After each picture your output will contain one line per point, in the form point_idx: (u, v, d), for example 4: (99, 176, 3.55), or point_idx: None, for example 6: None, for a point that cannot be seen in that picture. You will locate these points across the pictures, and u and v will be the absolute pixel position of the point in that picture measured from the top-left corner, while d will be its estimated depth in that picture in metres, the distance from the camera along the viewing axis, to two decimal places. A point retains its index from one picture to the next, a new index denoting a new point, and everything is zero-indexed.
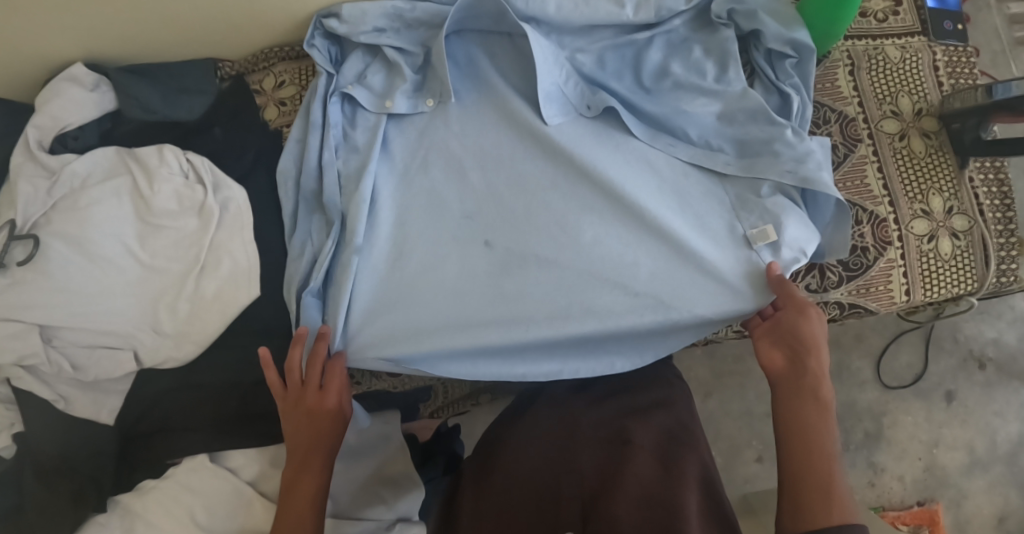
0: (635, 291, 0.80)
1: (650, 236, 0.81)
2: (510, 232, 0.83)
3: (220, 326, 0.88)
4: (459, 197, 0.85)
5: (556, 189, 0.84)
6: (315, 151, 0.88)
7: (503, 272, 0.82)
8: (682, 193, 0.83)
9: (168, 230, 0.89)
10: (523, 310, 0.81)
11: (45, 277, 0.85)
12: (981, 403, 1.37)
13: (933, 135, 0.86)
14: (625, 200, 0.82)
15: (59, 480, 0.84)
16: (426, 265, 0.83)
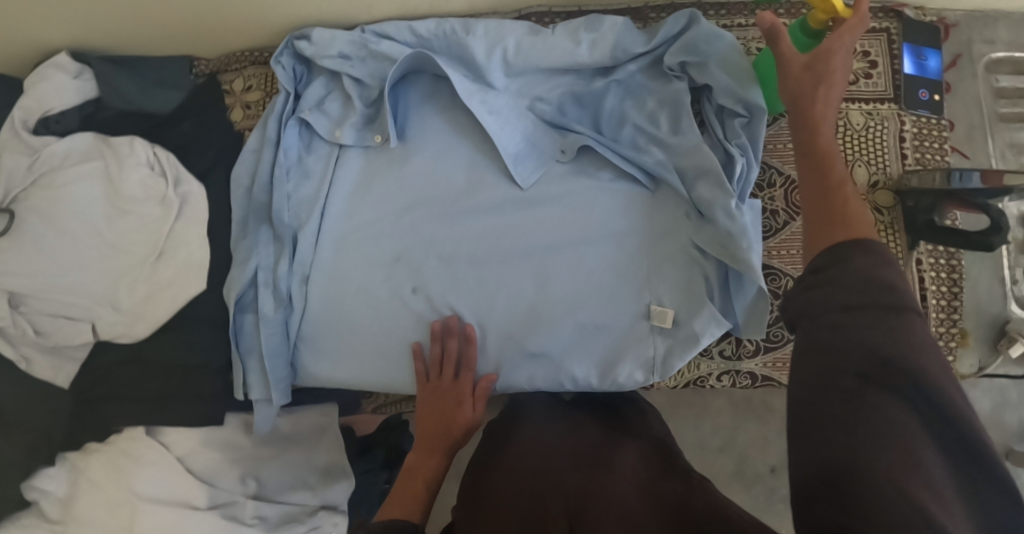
0: (534, 350, 0.83)
1: (566, 302, 0.82)
2: (432, 272, 0.86)
3: (169, 311, 0.94)
4: (390, 227, 0.88)
5: (481, 233, 0.86)
6: (267, 167, 0.90)
7: (427, 316, 0.86)
8: (608, 247, 0.82)
9: (134, 216, 0.95)
10: (437, 354, 0.85)
11: (18, 249, 0.94)
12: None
13: (885, 211, 0.83)
14: (547, 267, 0.84)
15: (17, 431, 0.96)
16: (351, 295, 0.88)
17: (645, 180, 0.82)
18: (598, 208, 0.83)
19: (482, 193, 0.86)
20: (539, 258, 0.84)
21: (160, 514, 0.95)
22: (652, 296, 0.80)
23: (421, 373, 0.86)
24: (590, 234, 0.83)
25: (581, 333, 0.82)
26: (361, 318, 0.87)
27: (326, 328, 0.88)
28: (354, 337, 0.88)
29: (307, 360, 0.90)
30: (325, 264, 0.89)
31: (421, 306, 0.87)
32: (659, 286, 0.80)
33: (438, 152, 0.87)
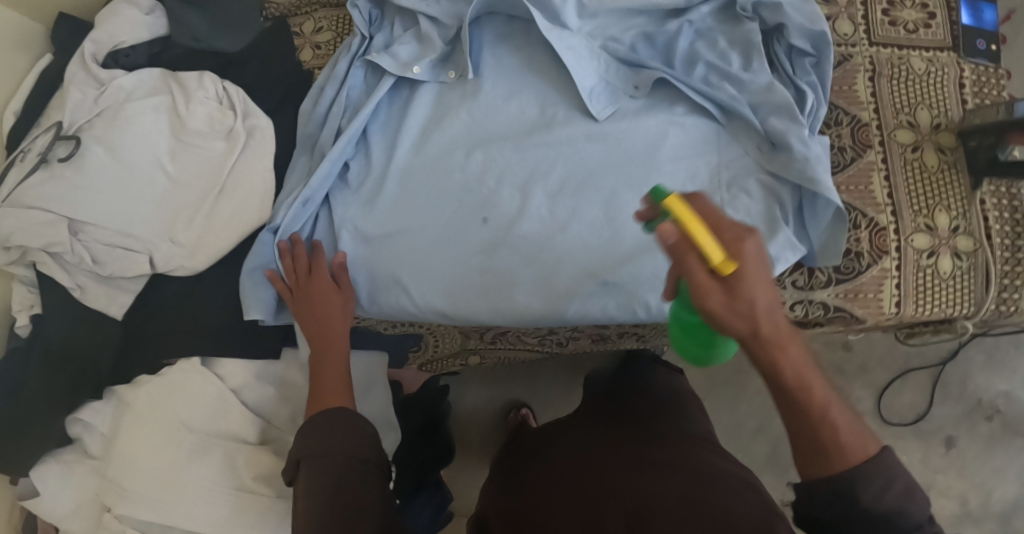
0: (607, 278, 0.83)
1: (640, 231, 0.83)
2: (505, 201, 0.86)
3: (229, 243, 0.94)
4: (462, 157, 0.88)
5: (556, 164, 0.86)
6: (326, 103, 0.91)
7: (498, 246, 0.85)
8: (683, 178, 0.84)
9: (197, 149, 0.96)
10: (509, 281, 0.85)
11: (82, 175, 0.94)
12: (981, 458, 1.30)
13: (949, 151, 0.85)
14: (619, 199, 0.84)
15: (64, 360, 0.95)
16: (421, 224, 0.87)
17: (718, 115, 0.85)
18: (672, 142, 0.85)
19: (557, 126, 0.86)
20: (613, 188, 0.84)
21: (207, 450, 0.93)
22: (727, 222, 0.81)
23: (491, 301, 0.85)
24: (667, 165, 0.84)
25: (657, 261, 0.82)
26: (430, 248, 0.87)
27: (393, 255, 0.88)
28: (422, 265, 0.87)
29: (369, 291, 0.89)
30: (393, 196, 0.89)
31: (492, 234, 0.86)
32: (736, 213, 0.81)
33: (515, 86, 0.89)
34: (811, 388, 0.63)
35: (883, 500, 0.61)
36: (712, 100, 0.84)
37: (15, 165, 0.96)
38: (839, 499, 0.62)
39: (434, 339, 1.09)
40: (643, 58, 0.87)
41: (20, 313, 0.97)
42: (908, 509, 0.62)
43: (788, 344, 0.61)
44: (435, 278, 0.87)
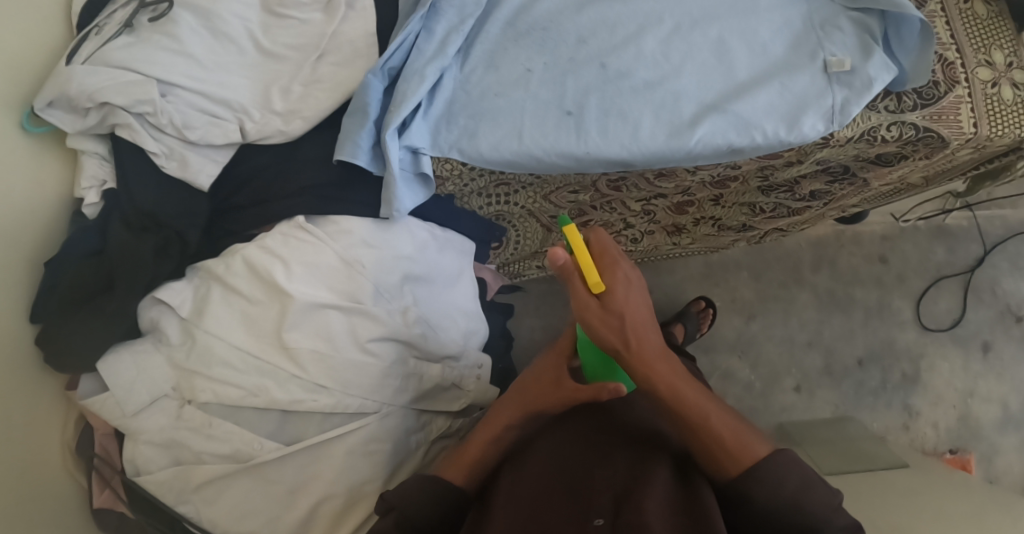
0: (724, 107, 0.86)
1: (748, 66, 0.89)
2: (616, 46, 0.89)
3: (331, 105, 0.92)
4: (571, 10, 0.91)
5: (663, 12, 0.91)
6: None
7: (616, 84, 0.88)
8: (782, 23, 0.90)
9: (293, 21, 0.94)
10: (629, 117, 0.87)
11: (168, 38, 0.90)
12: (1016, 358, 1.40)
13: (994, 3, 0.97)
14: (725, 39, 0.89)
15: (149, 229, 0.88)
16: (535, 72, 0.89)
17: None
18: None
19: None
20: (716, 33, 0.90)
21: (313, 319, 0.85)
22: (825, 56, 0.88)
23: (615, 135, 0.86)
24: (765, 12, 0.91)
25: (769, 90, 0.87)
26: (549, 90, 0.88)
27: (510, 100, 0.88)
28: (539, 107, 0.87)
29: (487, 135, 0.87)
30: (504, 48, 0.90)
31: (608, 77, 0.88)
32: (833, 48, 0.88)
33: None
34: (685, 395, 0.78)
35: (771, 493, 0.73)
36: None
37: (90, 38, 0.92)
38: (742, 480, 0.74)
39: (518, 235, 1.08)
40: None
41: (90, 191, 0.91)
42: (803, 505, 0.72)
43: (654, 367, 0.77)
44: (558, 116, 0.87)
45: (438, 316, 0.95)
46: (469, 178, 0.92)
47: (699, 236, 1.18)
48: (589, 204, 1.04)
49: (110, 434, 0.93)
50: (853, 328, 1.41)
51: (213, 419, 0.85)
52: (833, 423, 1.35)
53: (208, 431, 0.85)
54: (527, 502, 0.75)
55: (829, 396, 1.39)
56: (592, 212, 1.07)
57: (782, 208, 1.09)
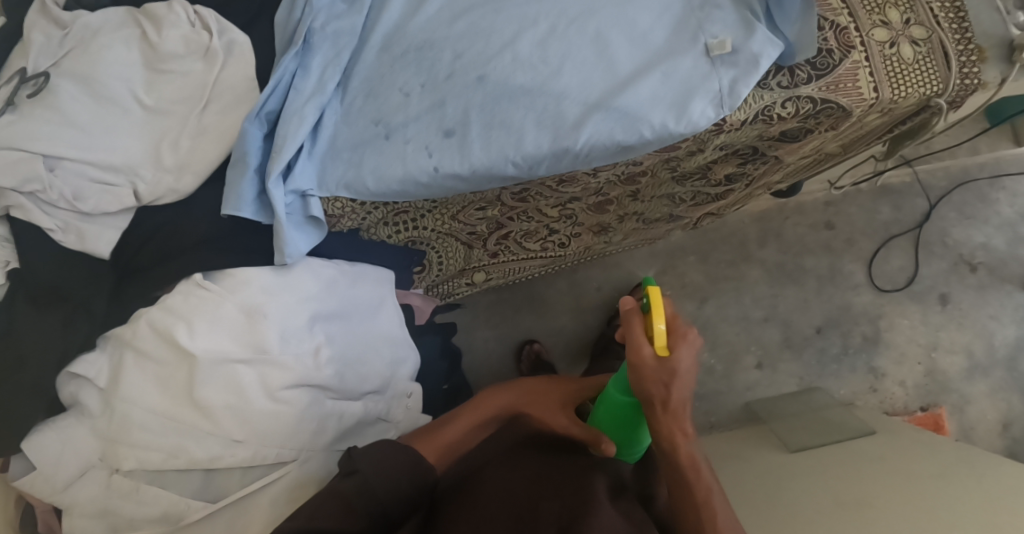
0: (606, 106, 0.84)
1: (629, 57, 0.86)
2: (492, 59, 0.87)
3: (220, 158, 0.92)
4: (444, 28, 0.89)
5: (537, 16, 0.88)
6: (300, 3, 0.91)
7: (496, 99, 0.86)
8: (662, 10, 0.87)
9: (174, 75, 0.94)
10: (512, 131, 0.85)
11: (54, 112, 0.89)
12: (975, 306, 1.42)
13: None
14: (605, 35, 0.87)
15: (52, 302, 0.88)
16: (414, 97, 0.87)
17: None
18: None
19: None
20: (592, 31, 0.87)
21: (220, 372, 0.84)
22: (707, 38, 0.85)
23: (499, 149, 0.84)
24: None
25: (653, 81, 0.84)
26: (430, 112, 0.86)
27: (392, 130, 0.87)
28: (421, 133, 0.86)
29: (373, 169, 0.86)
30: (383, 76, 0.89)
31: (488, 91, 0.86)
32: (716, 28, 0.85)
33: None
34: (701, 467, 0.80)
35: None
36: None
37: None
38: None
39: (439, 257, 1.08)
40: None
41: None
42: None
43: (682, 434, 0.80)
44: (441, 137, 0.85)
45: (358, 351, 0.96)
46: (365, 211, 0.92)
47: (629, 231, 1.16)
48: (502, 218, 1.03)
49: (50, 510, 0.93)
50: (808, 297, 1.39)
51: (139, 484, 0.84)
52: (798, 395, 1.34)
53: (137, 496, 0.85)
54: (495, 504, 0.79)
55: (792, 369, 1.37)
56: (509, 224, 1.05)
57: (702, 195, 1.07)
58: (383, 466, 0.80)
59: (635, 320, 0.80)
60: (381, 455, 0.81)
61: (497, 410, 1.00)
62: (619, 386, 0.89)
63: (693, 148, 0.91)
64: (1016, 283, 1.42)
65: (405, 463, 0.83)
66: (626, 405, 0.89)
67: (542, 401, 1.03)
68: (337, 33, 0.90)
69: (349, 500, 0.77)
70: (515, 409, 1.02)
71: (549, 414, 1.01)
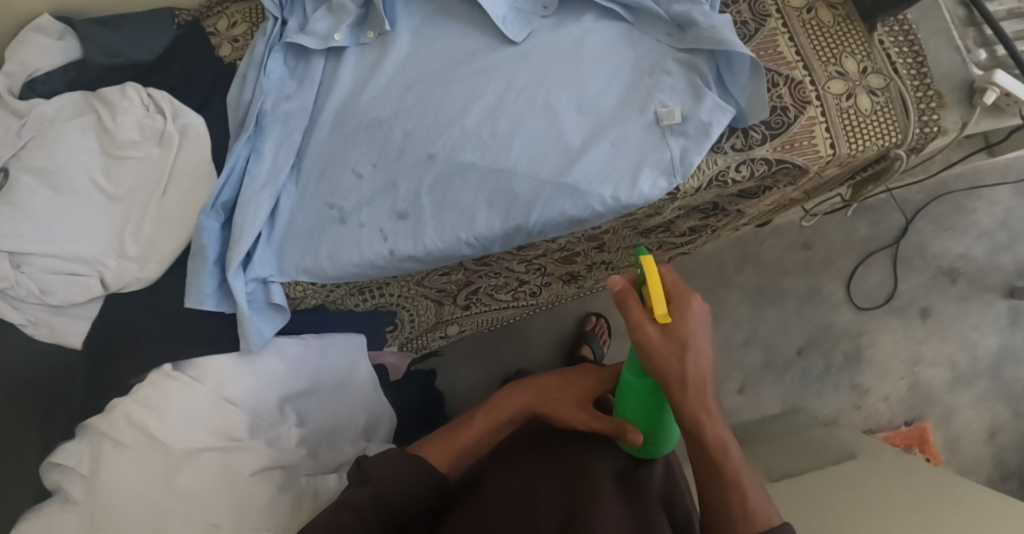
0: (557, 182, 0.84)
1: (579, 128, 0.85)
2: (443, 136, 0.86)
3: (181, 243, 0.93)
4: (393, 106, 0.88)
5: (485, 87, 0.87)
6: (251, 85, 0.91)
7: (448, 177, 0.85)
8: (611, 76, 0.86)
9: (132, 160, 0.95)
10: (465, 210, 0.85)
11: (17, 206, 0.90)
12: (956, 318, 1.41)
13: (839, 6, 0.92)
14: (553, 104, 0.86)
15: (26, 394, 0.89)
16: (367, 178, 0.87)
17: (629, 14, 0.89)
18: (588, 45, 0.87)
19: (479, 58, 0.88)
20: (541, 101, 0.86)
21: (199, 461, 0.86)
22: (657, 105, 0.84)
23: (452, 229, 0.85)
24: (593, 66, 0.87)
25: (603, 152, 0.84)
26: (383, 192, 0.87)
27: (348, 213, 0.87)
28: (376, 215, 0.86)
29: (331, 254, 0.87)
30: (335, 154, 0.89)
31: (440, 169, 0.86)
32: (666, 95, 0.84)
33: (436, 31, 0.90)
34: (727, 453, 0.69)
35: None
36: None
37: None
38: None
39: (410, 316, 1.09)
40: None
41: None
42: None
43: (707, 416, 0.67)
44: (396, 219, 0.86)
45: (333, 423, 0.99)
46: (327, 290, 0.93)
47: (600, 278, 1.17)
48: (469, 276, 1.03)
49: None
50: (788, 318, 1.39)
51: None
52: (782, 417, 1.34)
53: None
54: (502, 507, 0.74)
55: (775, 391, 1.37)
56: (476, 281, 1.06)
57: (667, 245, 1.07)
58: (389, 473, 0.73)
59: (629, 298, 0.68)
60: (390, 463, 0.74)
61: (515, 409, 0.87)
62: (631, 368, 0.74)
63: (649, 212, 0.91)
64: (996, 292, 1.42)
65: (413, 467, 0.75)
66: (648, 394, 0.73)
67: (559, 392, 0.88)
68: (288, 116, 0.91)
69: (361, 512, 0.71)
70: (532, 409, 0.87)
71: (570, 406, 0.85)
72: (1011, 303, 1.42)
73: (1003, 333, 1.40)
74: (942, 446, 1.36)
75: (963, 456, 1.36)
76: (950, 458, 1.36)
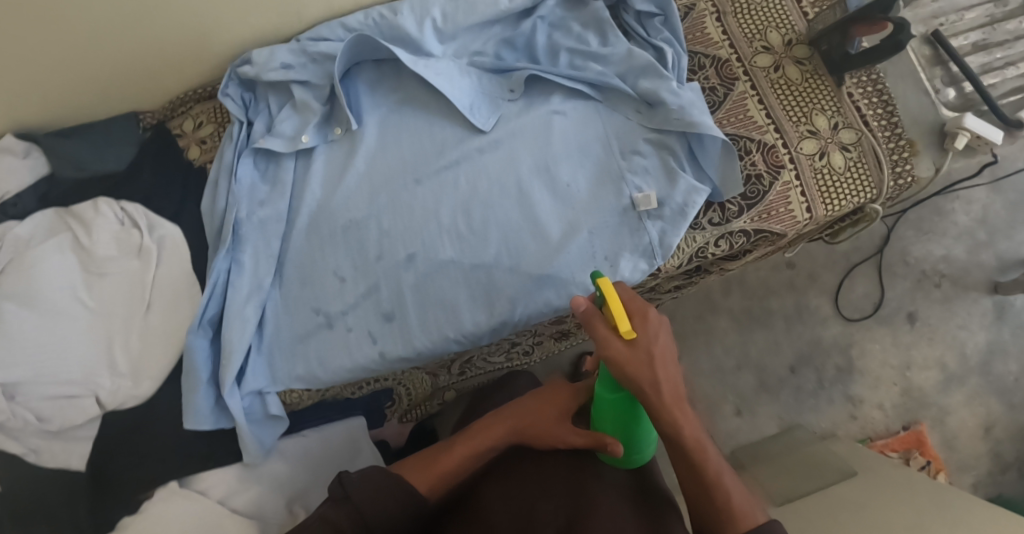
0: (538, 274, 0.83)
1: (556, 216, 0.84)
2: (420, 234, 0.86)
3: (171, 357, 0.93)
4: (367, 207, 0.88)
5: (456, 181, 0.86)
6: (223, 196, 0.90)
7: (429, 276, 0.85)
8: (582, 159, 0.85)
9: (113, 276, 0.95)
10: (449, 308, 0.85)
11: (2, 335, 0.90)
12: (943, 319, 1.37)
13: (806, 62, 0.92)
14: (526, 192, 0.85)
15: (32, 521, 0.89)
16: (348, 284, 0.87)
17: (594, 92, 0.87)
18: (557, 127, 0.86)
19: (449, 150, 0.88)
20: (515, 192, 0.85)
21: None
22: (631, 188, 0.84)
23: (437, 328, 0.85)
24: (564, 148, 0.85)
25: (582, 240, 0.83)
26: (366, 296, 0.87)
27: (333, 321, 0.87)
28: (361, 320, 0.87)
29: (320, 362, 0.87)
30: (314, 260, 0.88)
31: (421, 269, 0.85)
32: (640, 177, 0.84)
33: (403, 125, 0.90)
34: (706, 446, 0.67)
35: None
36: (589, 72, 0.87)
37: None
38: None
39: (407, 390, 1.10)
40: (510, 63, 0.91)
41: None
42: None
43: (683, 416, 0.65)
44: (382, 322, 0.86)
45: None
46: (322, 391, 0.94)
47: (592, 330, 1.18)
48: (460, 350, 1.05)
49: None
50: (778, 338, 1.36)
51: None
52: (778, 436, 1.31)
53: None
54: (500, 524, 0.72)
55: (772, 410, 1.34)
56: (468, 351, 1.07)
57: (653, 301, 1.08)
58: (375, 497, 0.69)
59: (589, 320, 0.64)
60: (371, 490, 0.69)
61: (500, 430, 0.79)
62: (603, 383, 0.69)
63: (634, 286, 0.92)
64: (981, 289, 1.38)
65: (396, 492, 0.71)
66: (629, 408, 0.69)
67: (541, 418, 0.79)
68: (262, 225, 0.90)
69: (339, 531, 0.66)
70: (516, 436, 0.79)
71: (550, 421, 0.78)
72: (997, 299, 1.38)
73: (990, 329, 1.36)
74: (940, 447, 1.31)
75: (962, 454, 1.31)
76: (951, 458, 1.31)
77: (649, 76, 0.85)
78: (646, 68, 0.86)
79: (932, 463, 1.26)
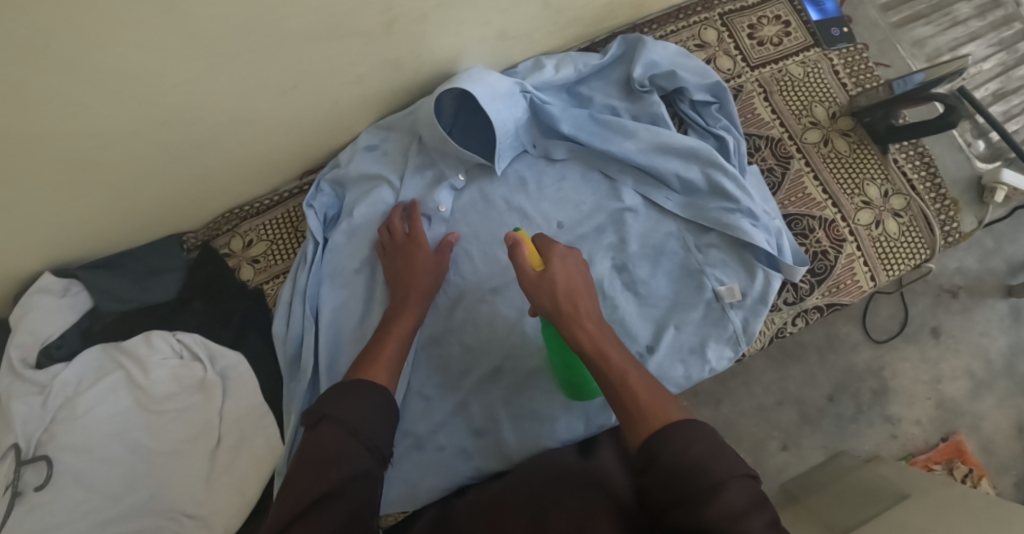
0: None
1: (642, 315, 0.87)
2: (508, 344, 0.87)
3: (251, 494, 0.90)
4: (450, 321, 0.87)
5: None
6: (297, 321, 0.88)
7: (520, 386, 0.86)
8: (660, 259, 0.88)
9: (173, 413, 0.91)
10: (542, 416, 0.85)
11: (65, 495, 0.85)
12: (964, 329, 1.39)
13: (851, 132, 0.94)
14: (609, 292, 0.86)
15: None
16: (437, 402, 0.86)
17: (661, 186, 0.89)
18: (631, 225, 0.89)
19: None
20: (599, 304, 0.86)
21: None
22: (709, 280, 0.87)
23: (533, 437, 0.85)
24: (640, 242, 0.88)
25: (670, 338, 0.86)
26: (458, 413, 0.86)
27: (424, 440, 0.86)
28: (454, 438, 0.86)
29: (416, 484, 0.85)
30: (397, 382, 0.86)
31: (514, 380, 0.86)
32: (715, 266, 0.87)
33: (475, 234, 0.90)
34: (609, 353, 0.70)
35: (728, 499, 0.57)
36: (660, 166, 0.88)
37: None
38: (664, 448, 0.61)
39: None
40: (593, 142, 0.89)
41: None
42: (706, 468, 0.59)
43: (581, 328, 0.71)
44: (475, 437, 0.86)
45: None
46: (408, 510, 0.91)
47: None
48: None
49: None
50: (814, 370, 1.37)
51: None
52: (826, 466, 1.32)
53: None
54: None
55: (816, 441, 1.35)
56: None
57: None
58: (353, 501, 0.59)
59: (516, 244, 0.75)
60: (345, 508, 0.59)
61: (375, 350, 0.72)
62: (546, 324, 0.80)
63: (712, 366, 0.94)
64: (996, 294, 1.40)
65: (345, 490, 0.59)
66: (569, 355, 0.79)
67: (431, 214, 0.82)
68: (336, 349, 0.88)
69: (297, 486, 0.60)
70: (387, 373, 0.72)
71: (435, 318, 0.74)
72: (1012, 302, 1.40)
73: (1009, 333, 1.39)
74: (979, 453, 1.35)
75: (1002, 456, 1.35)
76: (991, 462, 1.35)
77: (710, 167, 0.88)
78: (711, 162, 0.88)
79: (974, 470, 1.32)
